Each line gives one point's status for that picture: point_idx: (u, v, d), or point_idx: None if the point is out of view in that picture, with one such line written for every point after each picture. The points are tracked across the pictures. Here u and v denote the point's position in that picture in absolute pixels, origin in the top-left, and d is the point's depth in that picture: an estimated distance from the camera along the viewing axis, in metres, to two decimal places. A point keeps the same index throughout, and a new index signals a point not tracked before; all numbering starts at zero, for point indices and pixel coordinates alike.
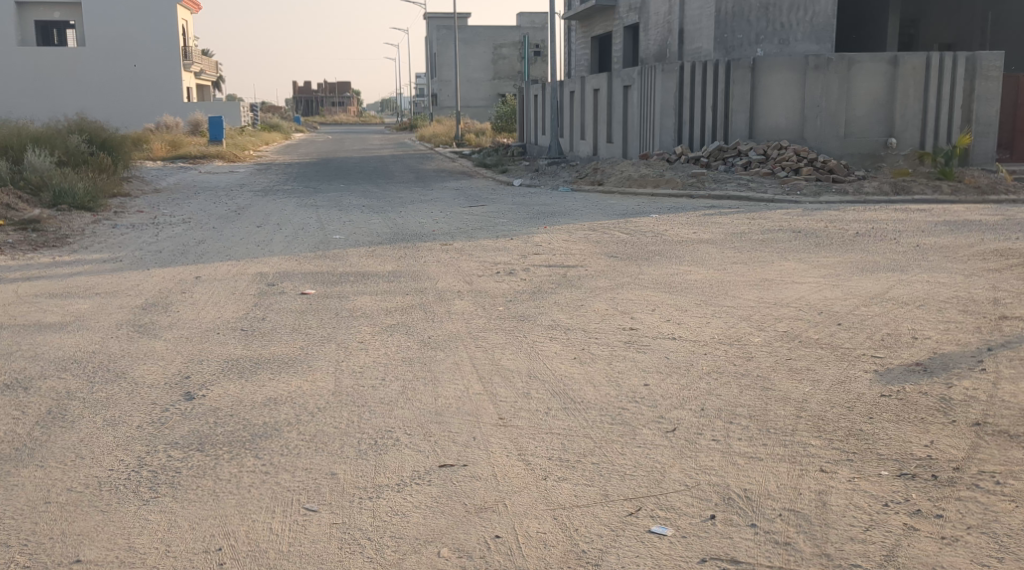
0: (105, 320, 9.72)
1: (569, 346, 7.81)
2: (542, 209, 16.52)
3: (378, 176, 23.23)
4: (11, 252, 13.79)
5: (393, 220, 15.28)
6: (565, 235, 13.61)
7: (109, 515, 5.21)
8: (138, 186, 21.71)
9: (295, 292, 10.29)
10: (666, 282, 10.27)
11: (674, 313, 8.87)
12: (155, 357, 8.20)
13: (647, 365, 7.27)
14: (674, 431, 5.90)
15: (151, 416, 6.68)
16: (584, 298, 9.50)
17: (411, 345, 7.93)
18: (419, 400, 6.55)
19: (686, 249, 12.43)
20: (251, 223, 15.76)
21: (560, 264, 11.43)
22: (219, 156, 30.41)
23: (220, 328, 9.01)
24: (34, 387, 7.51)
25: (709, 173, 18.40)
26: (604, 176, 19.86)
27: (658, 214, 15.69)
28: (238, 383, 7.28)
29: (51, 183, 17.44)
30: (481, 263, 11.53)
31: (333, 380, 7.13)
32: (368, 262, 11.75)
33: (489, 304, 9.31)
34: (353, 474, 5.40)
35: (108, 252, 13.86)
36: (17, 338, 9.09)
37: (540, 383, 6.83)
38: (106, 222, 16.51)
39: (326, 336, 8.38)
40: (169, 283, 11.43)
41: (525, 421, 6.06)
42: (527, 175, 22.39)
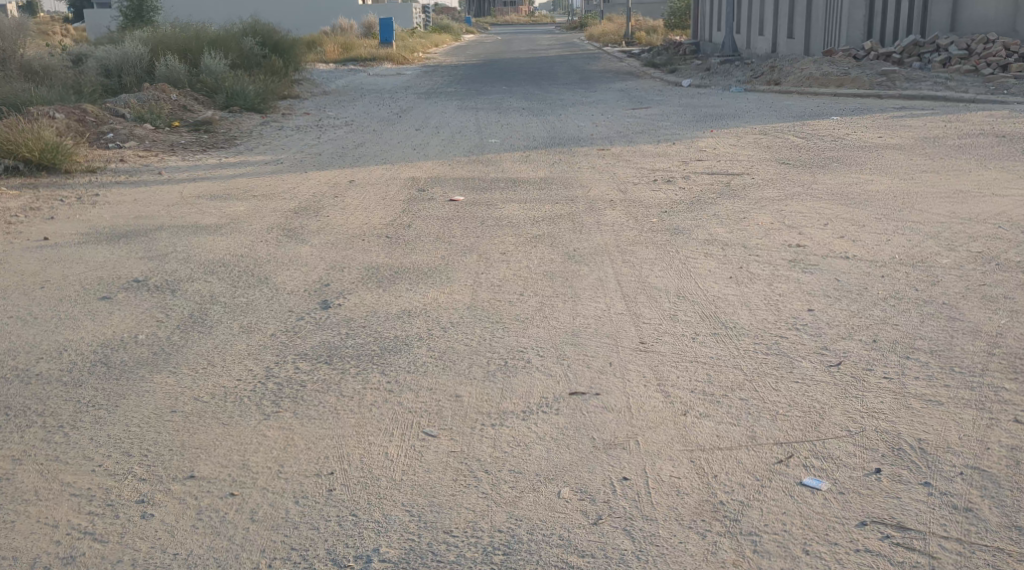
0: (258, 223, 9.64)
1: (726, 263, 7.21)
2: (712, 111, 15.63)
3: (543, 77, 22.62)
4: (180, 152, 13.99)
5: (554, 123, 14.76)
6: (734, 140, 12.80)
7: (228, 428, 4.93)
8: (307, 88, 21.82)
9: (444, 198, 9.97)
10: (842, 193, 9.42)
11: (850, 229, 8.08)
12: (299, 263, 8.03)
13: (813, 287, 6.59)
14: (838, 365, 5.28)
15: (286, 325, 6.48)
16: (747, 209, 8.82)
17: (555, 259, 7.50)
18: (557, 318, 6.16)
19: (870, 155, 11.46)
20: (412, 127, 15.53)
21: (725, 171, 10.69)
22: (390, 57, 30.36)
23: (365, 235, 8.80)
24: (180, 290, 7.44)
25: (901, 71, 17.00)
26: (782, 77, 18.65)
27: (840, 116, 14.56)
28: (375, 293, 7.03)
29: (224, 85, 17.61)
30: (639, 169, 10.93)
31: (469, 294, 6.81)
32: (522, 167, 11.32)
33: (644, 214, 8.74)
34: (479, 397, 5.07)
35: (271, 154, 13.90)
36: (174, 240, 9.10)
37: (689, 304, 6.30)
38: (273, 124, 16.62)
39: (469, 246, 8.06)
40: (324, 187, 11.31)
41: (669, 346, 5.60)
42: (698, 75, 21.33)
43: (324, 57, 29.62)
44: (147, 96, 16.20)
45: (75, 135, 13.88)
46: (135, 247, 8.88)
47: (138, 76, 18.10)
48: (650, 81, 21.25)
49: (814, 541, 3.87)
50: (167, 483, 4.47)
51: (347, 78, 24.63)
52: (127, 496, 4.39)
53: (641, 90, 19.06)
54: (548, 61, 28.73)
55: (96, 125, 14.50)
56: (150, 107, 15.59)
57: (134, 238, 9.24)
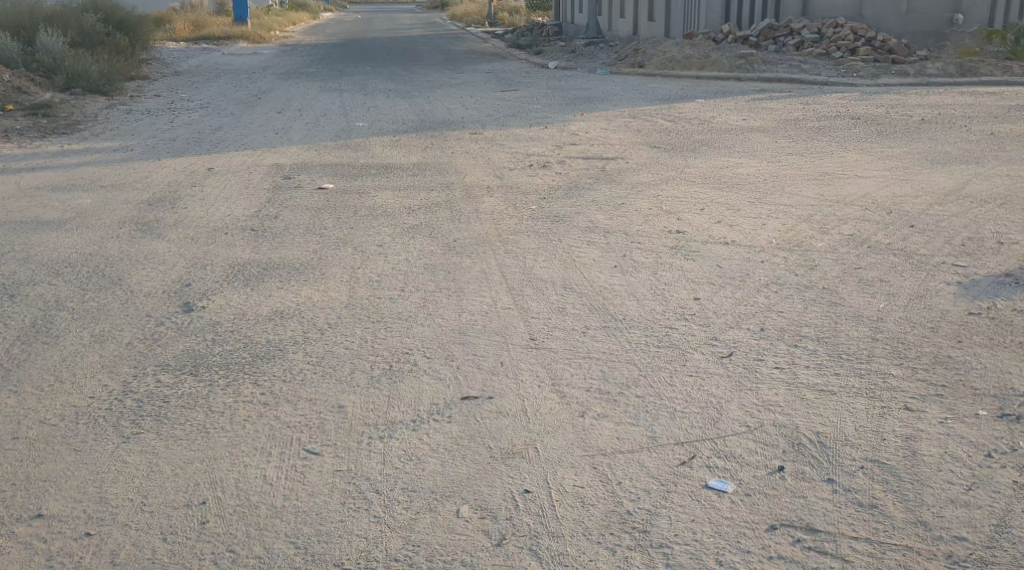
0: (109, 217, 9.03)
1: (608, 251, 7.07)
2: (579, 93, 15.55)
3: (406, 58, 22.16)
4: (19, 139, 13.10)
5: (421, 106, 14.41)
6: (604, 123, 12.73)
7: (82, 454, 4.61)
8: (157, 69, 20.80)
9: (311, 187, 9.55)
10: (716, 177, 9.42)
11: (726, 213, 8.06)
12: (156, 261, 7.52)
13: (696, 275, 6.50)
14: (731, 356, 5.17)
15: (144, 332, 6.03)
16: (624, 195, 8.72)
17: (434, 251, 7.21)
18: (441, 316, 5.89)
19: (737, 138, 11.55)
20: (272, 109, 14.92)
21: (598, 155, 10.59)
22: (245, 37, 29.33)
23: (227, 228, 8.33)
24: (23, 294, 6.87)
25: (759, 54, 17.27)
26: (645, 59, 18.74)
27: (704, 98, 14.67)
28: (243, 292, 6.61)
29: (63, 65, 16.54)
30: (511, 153, 10.73)
31: (346, 291, 6.46)
32: (391, 152, 10.97)
33: (521, 201, 8.54)
34: (364, 407, 4.77)
35: (119, 140, 13.13)
36: (15, 237, 8.44)
37: (576, 296, 6.11)
38: (121, 108, 15.75)
39: (341, 238, 7.69)
40: (180, 175, 10.72)
41: (560, 342, 5.40)
42: (563, 56, 21.26)
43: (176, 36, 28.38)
44: None
45: None
46: None
47: None
48: (515, 62, 21.07)
49: (725, 550, 3.74)
50: (13, 524, 4.18)
51: (200, 57, 23.62)
52: None
53: (507, 71, 18.87)
54: (410, 41, 28.24)
55: None
56: None
57: None
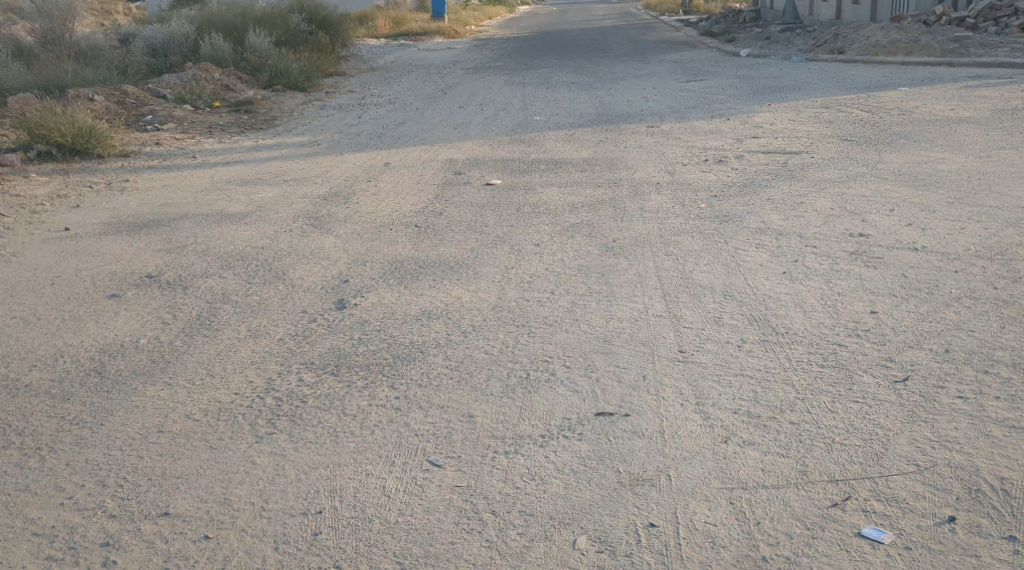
0: (285, 211, 9.16)
1: (779, 256, 6.57)
2: (770, 82, 14.85)
3: (596, 49, 21.89)
4: (218, 134, 13.61)
5: (602, 98, 14.11)
6: (793, 114, 12.05)
7: (215, 454, 4.46)
8: (354, 64, 21.32)
9: (481, 182, 9.41)
10: (910, 173, 8.69)
11: (918, 215, 7.40)
12: (320, 257, 7.51)
13: (876, 285, 5.92)
14: (905, 381, 4.63)
15: (296, 328, 5.98)
16: (805, 194, 8.16)
17: (593, 251, 6.92)
18: (588, 321, 5.59)
19: (941, 130, 10.67)
20: (456, 104, 14.96)
21: (781, 149, 10.01)
22: (440, 32, 29.78)
23: (393, 224, 8.27)
24: (193, 286, 6.98)
25: (975, 37, 16.02)
26: (847, 45, 17.75)
27: (908, 87, 13.70)
28: (396, 291, 6.49)
29: (267, 63, 17.12)
30: (689, 148, 10.28)
31: (496, 292, 6.24)
32: (565, 147, 10.72)
33: (691, 200, 8.13)
34: (494, 418, 4.51)
35: (309, 135, 13.43)
36: (196, 230, 8.65)
37: (737, 306, 5.68)
38: (315, 103, 16.16)
39: (501, 237, 7.49)
40: (359, 170, 10.80)
41: (711, 357, 4.99)
42: (757, 44, 20.45)
43: (375, 31, 29.07)
44: (188, 76, 15.80)
45: (112, 117, 13.53)
46: (155, 238, 8.44)
47: (183, 55, 17.69)
48: (706, 51, 20.42)
49: None
50: (139, 520, 4.11)
51: (395, 53, 24.08)
52: (90, 538, 4.05)
53: (697, 61, 18.29)
54: (601, 32, 27.92)
55: (136, 107, 14.14)
56: (190, 88, 15.20)
57: (156, 228, 8.80)
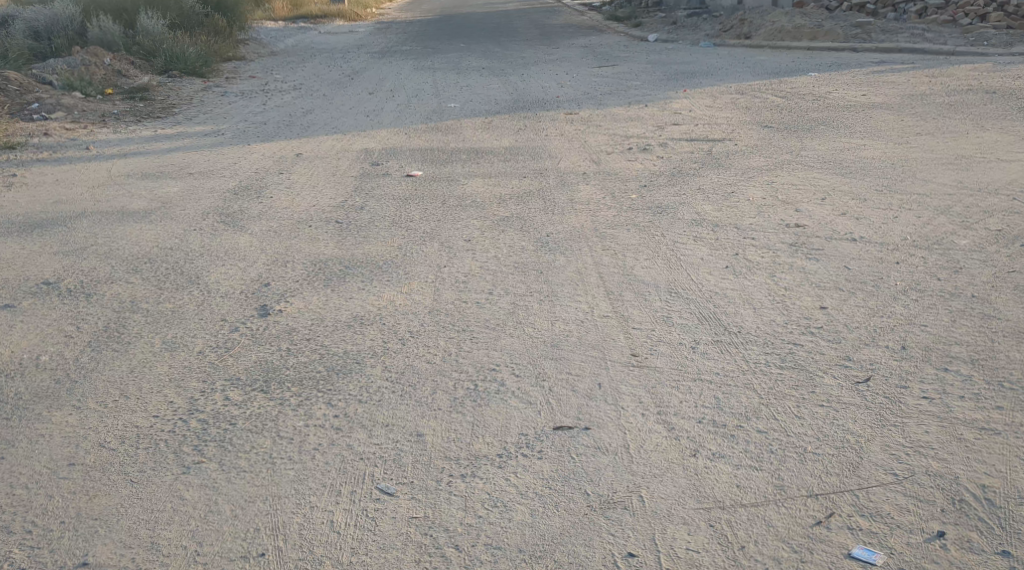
0: (193, 207, 8.66)
1: (719, 250, 6.40)
2: (681, 67, 14.77)
3: (502, 33, 21.57)
4: (114, 123, 12.93)
5: (514, 84, 13.82)
6: (709, 100, 11.96)
7: (137, 489, 4.09)
8: (253, 49, 20.59)
9: (400, 174, 9.05)
10: (836, 161, 8.63)
11: (850, 204, 7.31)
12: (236, 258, 7.07)
13: (821, 279, 5.77)
14: (867, 382, 4.47)
15: (216, 338, 5.58)
16: (735, 183, 8.03)
17: (526, 247, 6.66)
18: (532, 325, 5.32)
19: (858, 115, 10.69)
20: (364, 90, 14.50)
21: (703, 137, 9.88)
22: (341, 15, 29.07)
23: (311, 220, 7.87)
24: (98, 293, 6.49)
25: (877, 23, 16.21)
26: (753, 30, 17.80)
27: (818, 72, 13.75)
28: (324, 294, 6.12)
29: (163, 48, 16.36)
30: (610, 135, 10.08)
31: (430, 293, 5.93)
32: (483, 135, 10.41)
33: (620, 190, 7.93)
34: (444, 436, 4.21)
35: (211, 124, 12.85)
36: (96, 229, 8.10)
37: (684, 304, 5.48)
38: (216, 89, 15.50)
39: (428, 232, 7.16)
40: (268, 162, 10.32)
41: (666, 361, 4.77)
42: (664, 29, 20.40)
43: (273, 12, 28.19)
44: (78, 61, 15.01)
45: None
46: (51, 239, 7.88)
47: (70, 39, 16.81)
48: (613, 35, 20.29)
49: None
50: None
51: (295, 38, 23.37)
52: None
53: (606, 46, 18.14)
54: (505, 15, 27.57)
55: (22, 95, 13.35)
56: (81, 75, 14.42)
57: (52, 228, 8.23)
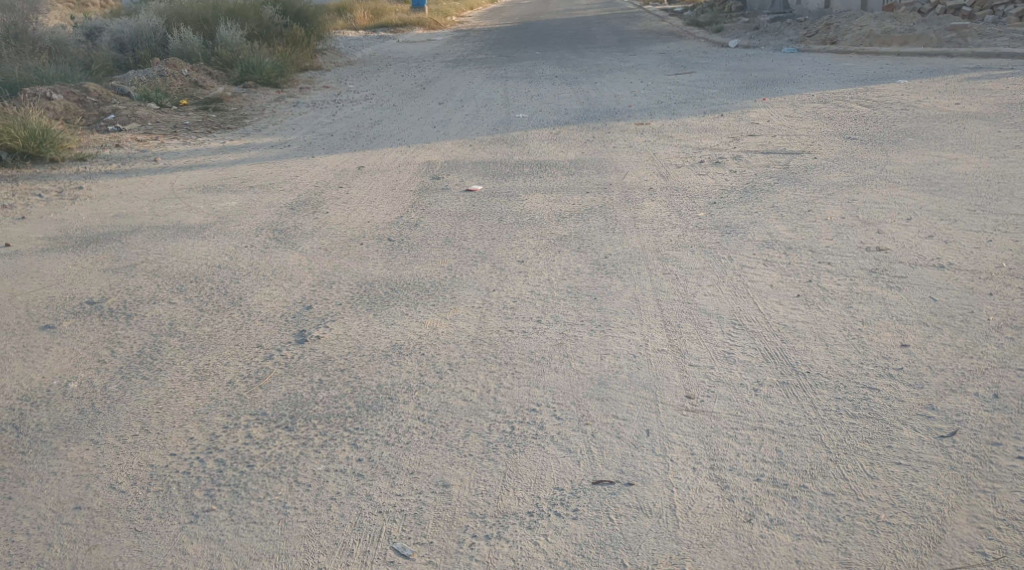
0: (248, 222, 8.42)
1: (790, 275, 5.90)
2: (762, 75, 14.20)
3: (580, 40, 21.16)
4: (184, 134, 12.86)
5: (587, 93, 13.40)
6: (789, 110, 11.40)
7: (140, 540, 3.86)
8: (330, 58, 20.49)
9: (460, 188, 8.71)
10: (924, 176, 8.03)
11: (938, 225, 6.74)
12: (283, 278, 6.78)
13: (902, 312, 5.25)
14: (952, 437, 3.97)
15: (248, 367, 5.27)
16: (811, 200, 7.51)
17: (583, 269, 6.25)
18: (580, 359, 4.90)
19: (949, 125, 10.06)
20: (435, 100, 14.23)
21: (780, 149, 9.34)
22: (420, 24, 28.92)
23: (363, 237, 7.57)
24: (138, 314, 6.24)
25: (972, 26, 15.41)
26: (839, 35, 17.11)
27: (907, 79, 13.06)
28: (366, 319, 5.78)
29: (239, 58, 16.30)
30: (682, 147, 9.60)
31: (476, 320, 5.56)
32: (550, 146, 10.02)
33: (687, 207, 7.47)
34: (472, 491, 3.89)
35: (280, 135, 12.68)
36: (148, 246, 7.90)
37: (748, 337, 5.01)
38: (289, 99, 15.39)
39: (482, 252, 6.80)
40: (330, 175, 10.06)
41: (724, 404, 4.32)
42: (746, 35, 19.78)
43: (353, 22, 28.17)
44: (154, 72, 15.00)
45: (69, 117, 12.75)
46: (102, 256, 7.70)
47: (151, 50, 16.82)
48: (695, 42, 19.73)
49: None
50: None
51: (373, 46, 23.25)
52: None
53: (685, 52, 17.60)
54: (585, 22, 27.12)
55: (98, 106, 13.32)
56: (155, 85, 14.41)
57: (104, 244, 8.05)
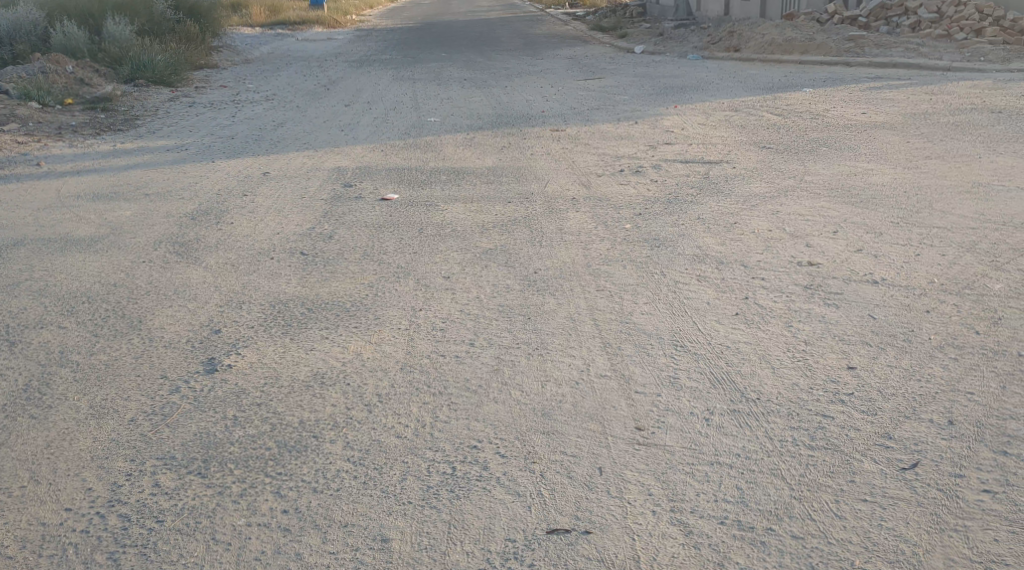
0: (146, 234, 7.91)
1: (726, 291, 5.72)
2: (671, 81, 14.15)
3: (484, 43, 20.88)
4: (71, 136, 12.15)
5: (497, 97, 13.13)
6: (702, 118, 11.33)
7: None
8: (227, 56, 19.76)
9: (374, 197, 8.34)
10: (845, 188, 7.97)
11: (865, 238, 6.65)
12: (187, 297, 6.33)
13: (844, 331, 5.10)
14: (915, 469, 3.92)
15: (152, 402, 4.84)
16: (738, 211, 7.39)
17: (512, 286, 5.97)
18: (519, 387, 4.62)
19: (860, 135, 10.09)
20: (340, 102, 13.77)
21: (698, 158, 9.22)
22: (318, 22, 28.22)
23: (273, 251, 7.15)
24: (27, 341, 5.72)
25: (870, 36, 15.62)
26: (742, 42, 17.21)
27: (812, 88, 13.13)
28: (283, 343, 5.40)
29: (130, 55, 15.56)
30: (599, 155, 9.40)
31: (404, 344, 5.23)
32: (463, 153, 9.71)
33: (613, 219, 7.26)
34: (412, 545, 3.76)
35: (176, 138, 12.08)
36: (36, 261, 7.34)
37: (692, 360, 4.80)
38: (185, 100, 14.73)
39: (403, 267, 6.46)
40: (233, 181, 9.57)
41: (674, 436, 4.17)
42: (650, 40, 19.76)
43: (249, 18, 27.33)
44: (38, 70, 14.21)
45: None
46: None
47: (34, 46, 15.94)
48: (599, 46, 19.63)
49: None
50: None
51: (271, 44, 22.55)
52: None
53: (591, 57, 17.49)
54: (489, 24, 26.81)
55: None
56: (39, 83, 13.62)
57: None
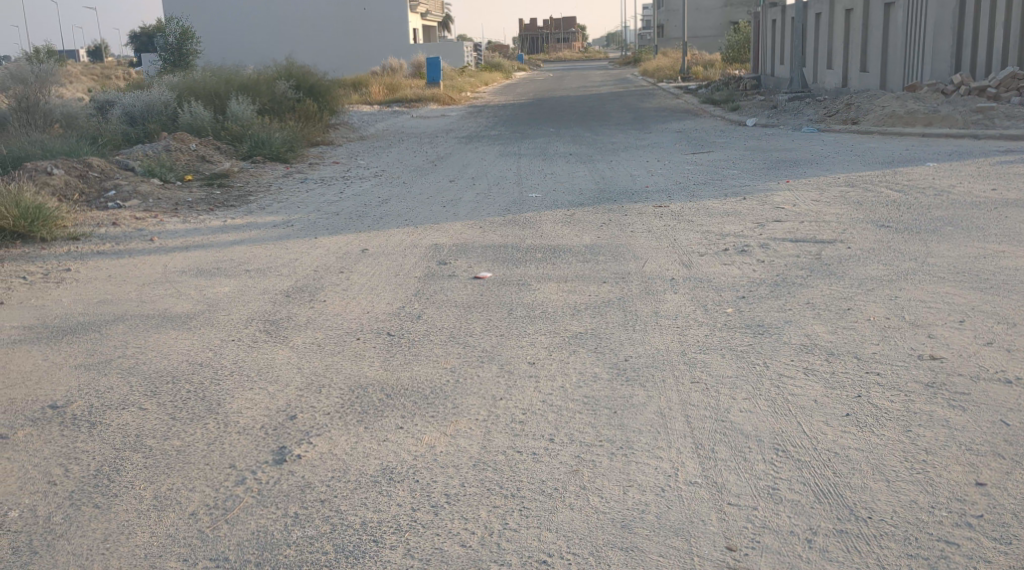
0: (238, 312, 7.79)
1: (837, 387, 5.21)
2: (784, 156, 13.64)
3: (594, 118, 20.71)
4: (184, 212, 12.30)
5: (601, 172, 12.84)
6: (816, 194, 10.80)
7: None
8: (341, 133, 20.02)
9: (467, 275, 8.08)
10: (971, 272, 7.35)
11: (995, 329, 6.06)
12: (269, 379, 6.10)
13: (968, 438, 4.55)
14: None
15: (215, 495, 4.58)
16: (852, 296, 6.87)
17: (601, 375, 5.57)
18: (599, 494, 4.27)
19: (988, 213, 9.43)
20: (445, 178, 13.69)
21: (810, 237, 8.69)
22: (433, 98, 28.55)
23: (360, 332, 6.90)
24: (105, 422, 5.52)
25: (999, 108, 14.85)
26: (861, 115, 16.62)
27: (935, 163, 12.47)
28: (355, 432, 5.10)
29: (249, 132, 15.85)
30: (703, 233, 8.98)
31: (478, 437, 4.88)
32: (563, 230, 9.40)
33: (714, 302, 6.82)
34: None
35: (284, 214, 12.11)
36: (129, 338, 7.24)
37: (793, 467, 4.36)
38: (296, 176, 14.87)
39: (489, 351, 6.14)
40: (332, 258, 9.44)
41: (773, 560, 3.88)
42: (763, 113, 19.28)
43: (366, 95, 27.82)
44: (160, 147, 14.56)
45: (69, 194, 12.22)
46: (78, 349, 7.04)
47: (162, 124, 16.36)
48: (711, 120, 19.23)
49: None
50: None
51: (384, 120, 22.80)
52: None
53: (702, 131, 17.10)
54: (601, 99, 26.66)
55: (99, 181, 12.80)
56: (161, 159, 13.92)
57: (83, 335, 7.38)
